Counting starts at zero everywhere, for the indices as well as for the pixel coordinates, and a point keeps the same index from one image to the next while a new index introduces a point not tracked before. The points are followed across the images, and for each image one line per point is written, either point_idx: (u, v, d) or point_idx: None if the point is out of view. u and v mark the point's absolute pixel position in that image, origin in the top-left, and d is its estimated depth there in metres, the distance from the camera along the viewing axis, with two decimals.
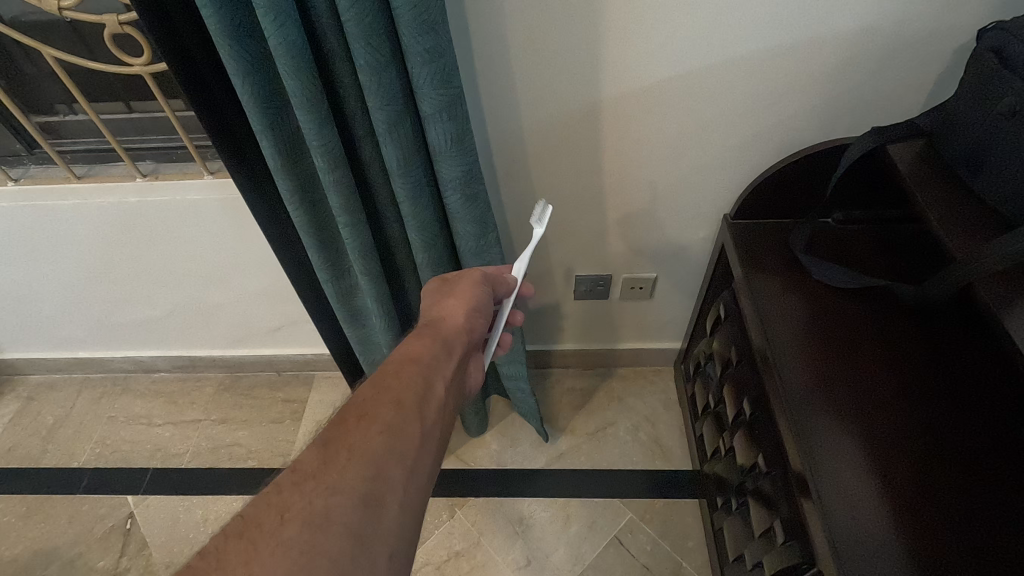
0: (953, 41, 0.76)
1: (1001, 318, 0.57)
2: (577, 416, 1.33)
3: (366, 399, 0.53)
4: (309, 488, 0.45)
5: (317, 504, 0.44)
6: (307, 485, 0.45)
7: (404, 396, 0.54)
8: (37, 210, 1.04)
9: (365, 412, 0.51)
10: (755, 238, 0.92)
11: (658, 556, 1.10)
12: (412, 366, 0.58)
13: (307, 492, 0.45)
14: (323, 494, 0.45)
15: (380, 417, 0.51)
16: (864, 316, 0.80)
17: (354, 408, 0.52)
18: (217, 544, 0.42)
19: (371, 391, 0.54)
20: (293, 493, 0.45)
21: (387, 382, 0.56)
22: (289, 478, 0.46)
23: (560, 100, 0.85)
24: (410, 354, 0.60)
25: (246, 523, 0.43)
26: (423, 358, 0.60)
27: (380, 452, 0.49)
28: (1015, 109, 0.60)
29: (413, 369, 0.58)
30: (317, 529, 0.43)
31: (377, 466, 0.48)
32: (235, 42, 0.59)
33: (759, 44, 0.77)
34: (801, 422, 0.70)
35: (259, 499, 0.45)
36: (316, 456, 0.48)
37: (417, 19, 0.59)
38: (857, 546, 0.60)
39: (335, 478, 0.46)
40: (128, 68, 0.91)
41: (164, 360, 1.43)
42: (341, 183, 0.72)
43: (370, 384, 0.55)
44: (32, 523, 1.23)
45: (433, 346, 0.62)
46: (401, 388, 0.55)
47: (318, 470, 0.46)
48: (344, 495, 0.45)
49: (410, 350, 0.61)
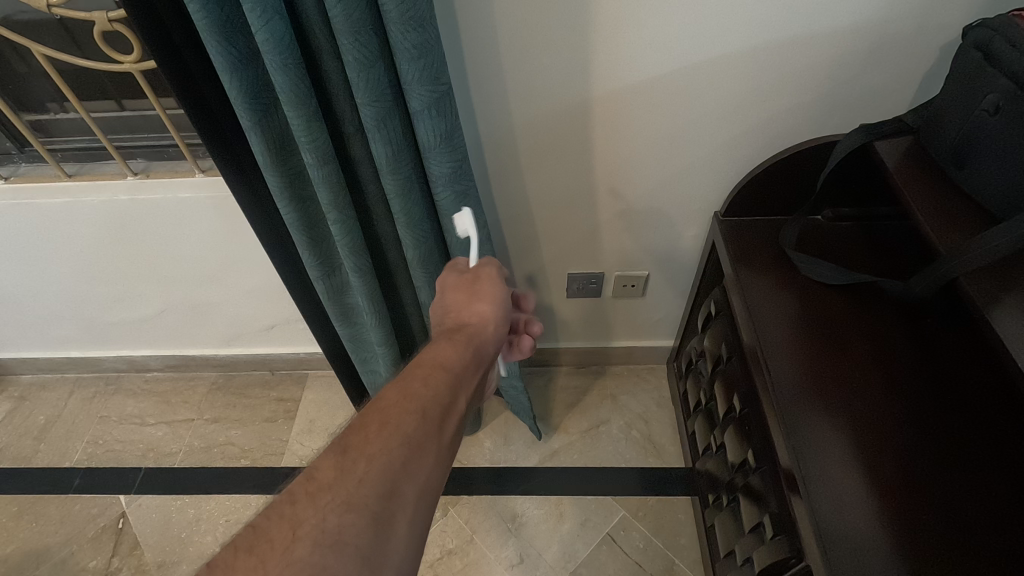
0: (939, 39, 0.77)
1: (984, 311, 0.57)
2: (570, 414, 1.33)
3: (390, 405, 0.53)
4: (324, 502, 0.45)
5: (329, 521, 0.44)
6: (322, 498, 0.45)
7: (427, 407, 0.54)
8: (26, 208, 1.04)
9: (386, 421, 0.51)
10: (746, 235, 0.92)
11: (651, 554, 1.11)
12: (439, 374, 0.59)
13: (322, 506, 0.44)
14: (338, 511, 0.44)
15: (402, 427, 0.51)
16: (853, 311, 0.80)
17: (377, 414, 0.52)
18: (226, 559, 0.42)
19: (396, 397, 0.54)
20: (307, 507, 0.44)
21: (413, 389, 0.56)
22: (305, 488, 0.46)
23: (550, 100, 0.85)
24: (437, 360, 0.61)
25: (256, 537, 0.43)
26: (453, 367, 0.61)
27: (398, 467, 0.49)
28: (1000, 106, 0.61)
29: (440, 378, 0.58)
30: (328, 548, 0.42)
31: (393, 481, 0.48)
32: (222, 38, 0.59)
33: (746, 43, 0.78)
34: (789, 417, 0.70)
35: (271, 510, 0.45)
36: (333, 463, 0.48)
37: (405, 15, 0.59)
38: (843, 541, 0.60)
39: (350, 493, 0.46)
40: (118, 66, 0.91)
41: (156, 359, 1.42)
42: (331, 179, 0.72)
43: (396, 390, 0.55)
44: (23, 523, 1.22)
45: (461, 356, 0.63)
46: (426, 398, 0.55)
47: (334, 482, 0.46)
48: (358, 513, 0.45)
49: (439, 356, 0.62)
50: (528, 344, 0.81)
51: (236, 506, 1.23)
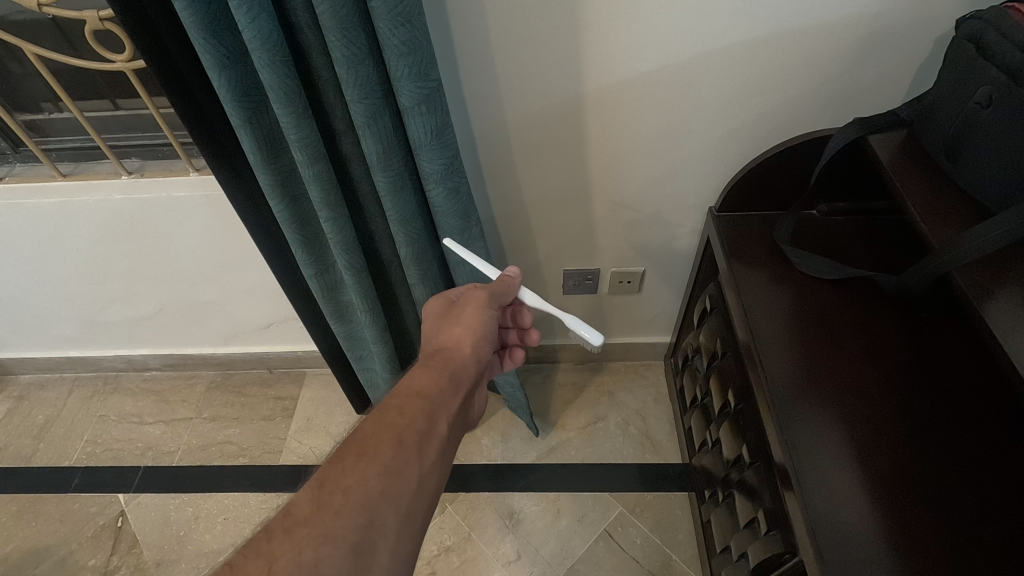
0: (932, 32, 0.76)
1: (976, 305, 0.57)
2: (567, 411, 1.33)
3: (366, 435, 0.53)
4: (301, 536, 0.45)
5: (306, 555, 0.43)
6: (298, 532, 0.45)
7: (405, 435, 0.54)
8: (23, 208, 1.04)
9: (363, 452, 0.51)
10: (742, 230, 0.92)
11: (648, 549, 1.11)
12: (417, 402, 0.58)
13: (298, 540, 0.44)
14: (314, 544, 0.44)
15: (378, 456, 0.51)
16: (847, 305, 0.80)
17: (354, 445, 0.52)
18: None
19: (372, 427, 0.54)
20: (283, 542, 0.44)
21: (388, 418, 0.55)
22: (281, 523, 0.46)
23: (543, 96, 0.85)
24: (415, 388, 0.60)
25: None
26: (430, 393, 0.60)
27: (375, 495, 0.49)
28: (993, 98, 0.61)
29: (418, 405, 0.58)
30: None
31: (371, 511, 0.48)
32: (210, 36, 0.59)
33: (738, 37, 0.78)
34: (782, 411, 0.70)
35: (248, 548, 0.44)
36: (309, 498, 0.48)
37: (393, 11, 0.59)
38: (835, 534, 0.60)
39: (327, 525, 0.46)
40: (110, 64, 0.91)
41: (154, 358, 1.43)
42: (322, 177, 0.72)
43: (372, 419, 0.55)
44: (23, 521, 1.23)
45: (439, 381, 0.62)
46: (403, 426, 0.55)
47: (311, 516, 0.46)
48: (335, 544, 0.45)
49: (416, 383, 0.61)
50: (522, 355, 0.85)
51: (234, 505, 1.23)
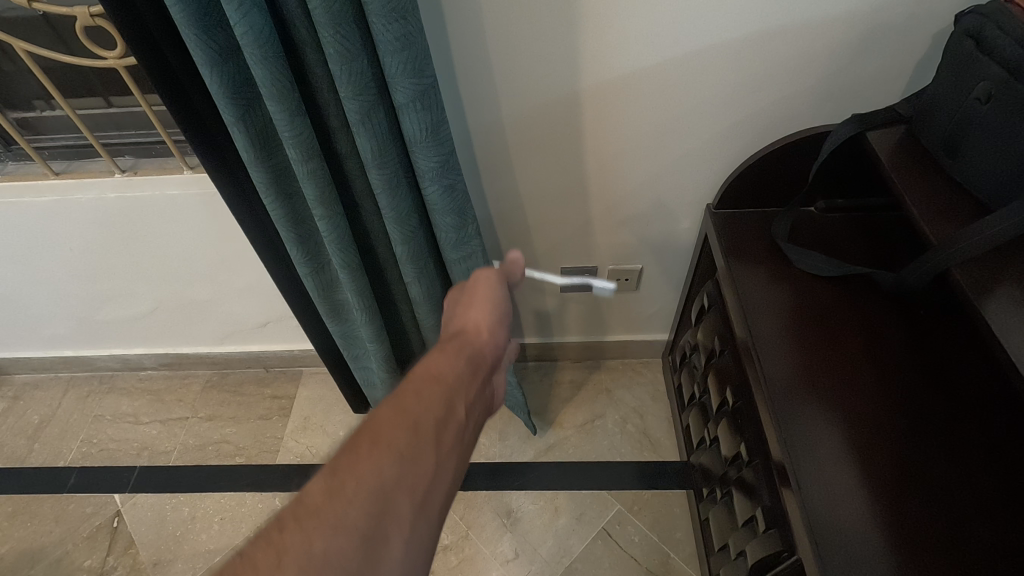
0: (930, 28, 0.76)
1: (974, 301, 0.57)
2: (565, 409, 1.33)
3: (381, 419, 0.49)
4: (310, 526, 0.41)
5: (316, 547, 0.40)
6: (308, 522, 0.42)
7: (422, 420, 0.50)
8: (16, 207, 1.03)
9: (378, 437, 0.48)
10: (740, 228, 0.91)
11: (647, 548, 1.10)
12: (434, 387, 0.54)
13: (308, 530, 0.41)
14: (325, 535, 0.41)
15: (393, 441, 0.47)
16: (846, 302, 0.79)
17: (369, 429, 0.48)
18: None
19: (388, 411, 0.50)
20: (292, 533, 0.41)
21: (406, 402, 0.51)
22: (292, 511, 0.43)
23: (539, 93, 0.85)
24: (432, 372, 0.56)
25: (237, 567, 0.39)
26: (448, 377, 0.56)
27: (389, 484, 0.45)
28: (992, 93, 0.60)
29: (435, 390, 0.54)
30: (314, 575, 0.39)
31: (384, 500, 0.44)
32: (201, 32, 0.59)
33: (736, 32, 0.77)
34: (780, 409, 0.70)
35: (259, 537, 0.41)
36: (321, 486, 0.44)
37: (386, 6, 0.58)
38: (833, 532, 0.60)
39: (339, 514, 0.42)
40: (101, 61, 0.90)
41: (150, 357, 1.42)
42: (317, 175, 0.71)
43: (388, 403, 0.51)
44: (19, 522, 1.22)
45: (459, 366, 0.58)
46: (420, 411, 0.51)
47: (323, 505, 0.42)
48: (347, 535, 0.42)
49: (433, 367, 0.57)
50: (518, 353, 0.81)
51: (231, 504, 1.22)
